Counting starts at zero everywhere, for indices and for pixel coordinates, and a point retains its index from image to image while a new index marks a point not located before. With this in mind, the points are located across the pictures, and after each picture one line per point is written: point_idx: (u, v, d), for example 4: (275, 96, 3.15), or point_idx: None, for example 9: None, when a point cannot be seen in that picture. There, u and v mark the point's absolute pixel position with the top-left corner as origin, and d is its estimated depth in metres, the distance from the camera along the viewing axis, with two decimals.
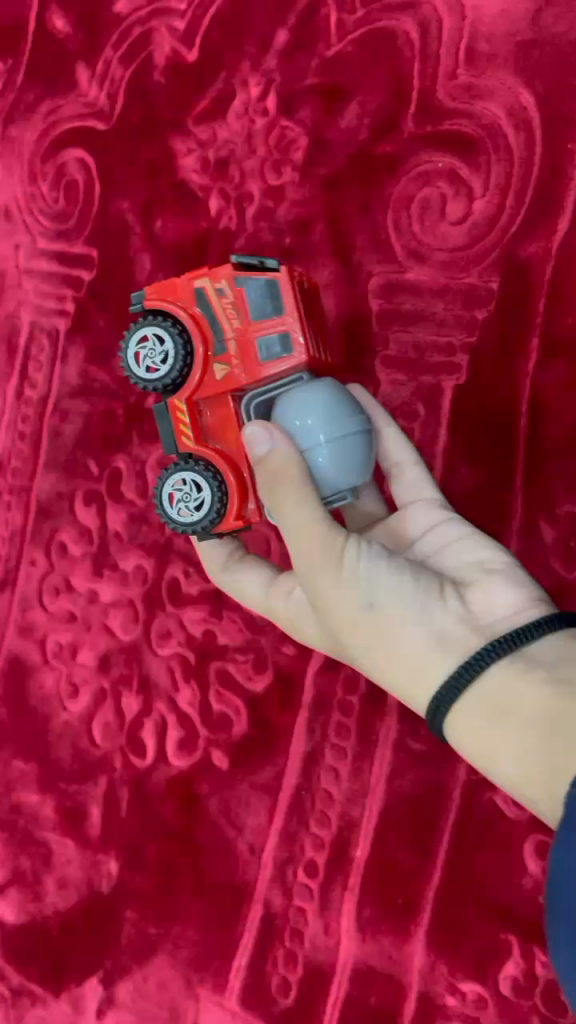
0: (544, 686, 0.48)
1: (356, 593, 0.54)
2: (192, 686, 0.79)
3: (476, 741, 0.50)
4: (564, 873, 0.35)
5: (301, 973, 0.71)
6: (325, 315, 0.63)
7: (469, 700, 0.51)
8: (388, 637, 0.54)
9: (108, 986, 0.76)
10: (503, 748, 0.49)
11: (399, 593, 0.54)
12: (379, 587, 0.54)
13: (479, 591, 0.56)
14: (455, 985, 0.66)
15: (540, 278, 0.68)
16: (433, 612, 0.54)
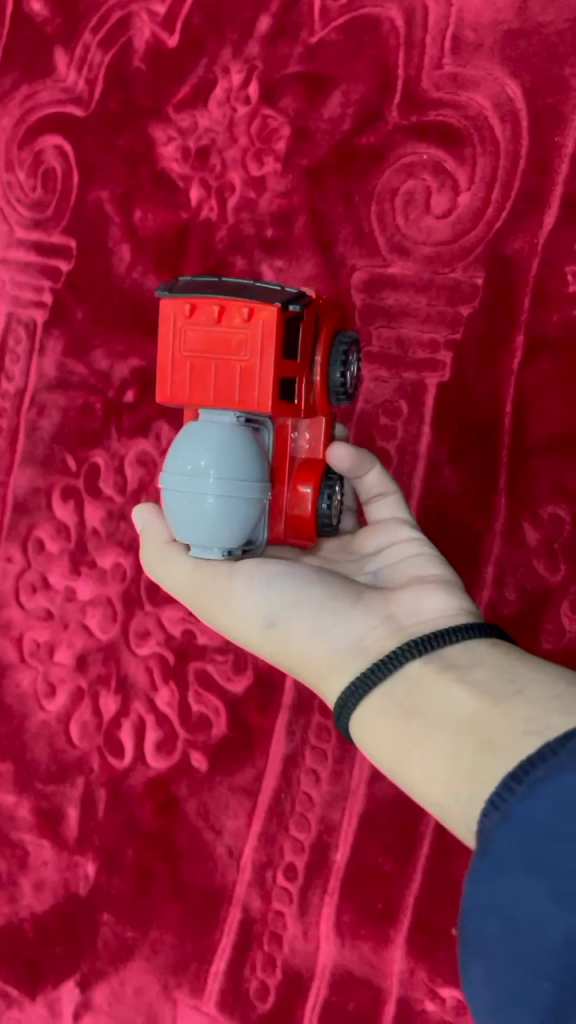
0: (462, 690, 0.47)
1: (258, 607, 0.56)
2: (170, 686, 0.78)
3: (389, 747, 0.49)
4: (486, 909, 0.32)
5: (279, 977, 0.70)
6: (278, 328, 0.53)
7: (386, 701, 0.50)
8: (298, 650, 0.55)
9: (84, 990, 0.76)
10: (414, 754, 0.47)
11: (304, 604, 0.55)
12: (280, 605, 0.55)
13: (407, 598, 0.55)
14: (435, 991, 0.65)
15: (526, 273, 0.66)
16: (347, 619, 0.54)
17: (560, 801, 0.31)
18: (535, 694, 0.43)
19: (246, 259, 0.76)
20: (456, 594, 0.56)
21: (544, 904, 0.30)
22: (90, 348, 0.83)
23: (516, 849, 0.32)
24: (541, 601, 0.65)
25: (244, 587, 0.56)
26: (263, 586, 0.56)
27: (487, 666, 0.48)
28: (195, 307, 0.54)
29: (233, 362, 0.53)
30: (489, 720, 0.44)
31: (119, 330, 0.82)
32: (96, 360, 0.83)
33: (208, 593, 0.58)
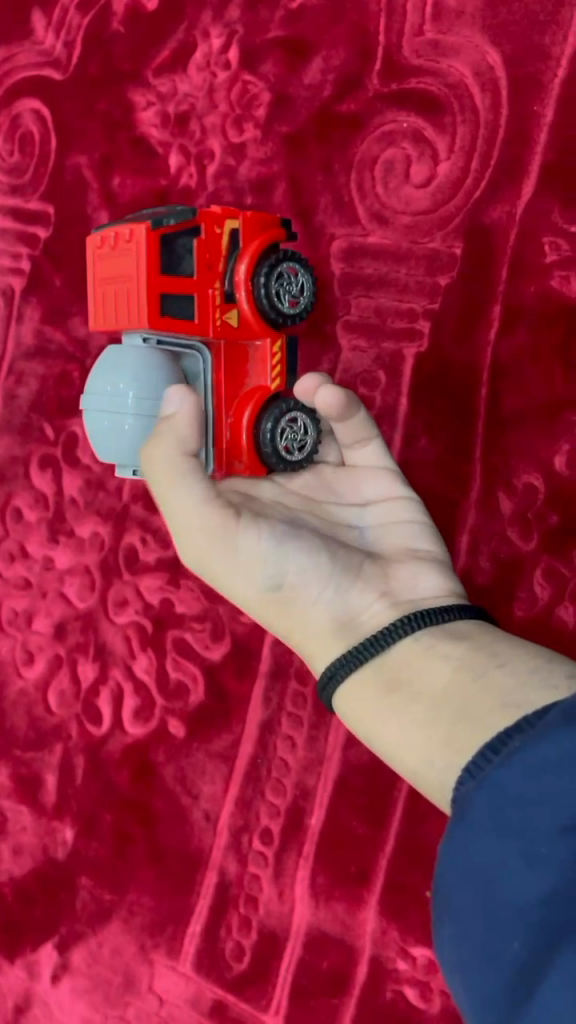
0: (444, 663, 0.48)
1: (266, 567, 0.53)
2: (148, 653, 0.78)
3: (371, 710, 0.51)
4: (459, 870, 0.33)
5: (255, 938, 0.72)
6: (156, 240, 0.54)
7: (371, 668, 0.52)
8: (294, 610, 0.55)
9: (63, 952, 0.78)
10: (391, 724, 0.49)
11: (310, 573, 0.54)
12: (290, 567, 0.53)
13: (402, 572, 0.56)
14: (406, 950, 0.66)
15: (503, 244, 0.66)
16: (348, 592, 0.55)
17: (528, 770, 0.31)
18: (515, 664, 0.45)
19: None
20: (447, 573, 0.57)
21: (515, 869, 0.31)
22: (67, 315, 0.82)
23: (486, 813, 0.32)
24: (514, 571, 0.66)
25: (251, 545, 0.53)
26: (272, 546, 0.53)
27: (472, 642, 0.49)
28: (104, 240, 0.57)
29: (126, 283, 0.55)
30: (468, 691, 0.46)
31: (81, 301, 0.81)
32: (73, 327, 0.82)
33: (207, 538, 0.54)
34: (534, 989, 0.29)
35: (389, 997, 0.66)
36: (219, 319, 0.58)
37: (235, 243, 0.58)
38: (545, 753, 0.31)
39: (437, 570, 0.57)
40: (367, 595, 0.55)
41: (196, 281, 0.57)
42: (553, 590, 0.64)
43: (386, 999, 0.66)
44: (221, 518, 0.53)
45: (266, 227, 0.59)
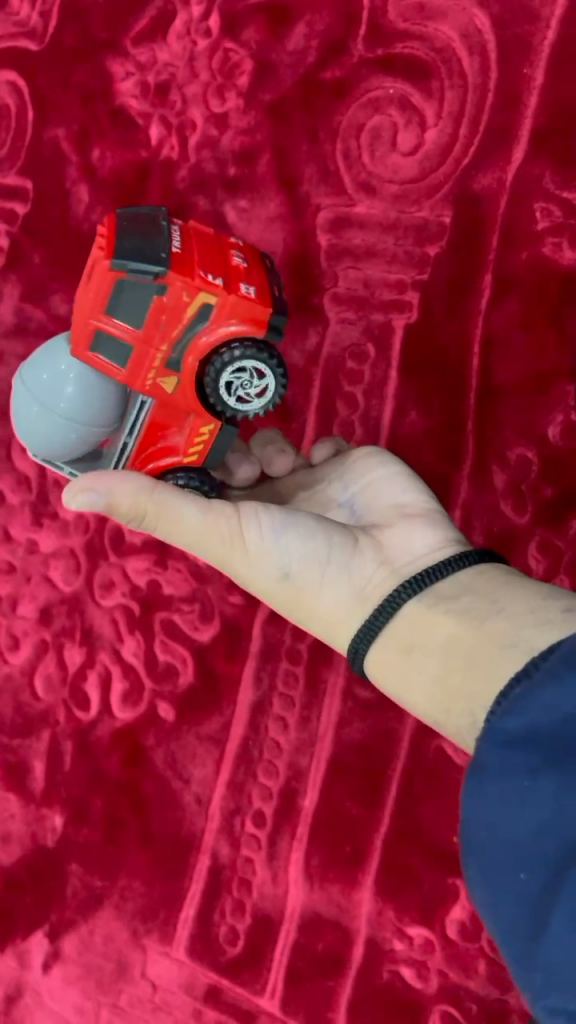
0: (448, 616, 0.49)
1: (271, 559, 0.53)
2: (136, 636, 0.77)
3: (394, 679, 0.51)
4: (477, 821, 0.35)
5: (249, 921, 0.71)
6: (104, 279, 0.49)
7: (386, 637, 0.52)
8: (308, 598, 0.55)
9: (54, 939, 0.77)
10: (414, 681, 0.50)
11: (312, 556, 0.54)
12: (291, 556, 0.53)
13: (397, 534, 0.56)
14: (402, 930, 0.65)
15: (494, 213, 0.65)
16: (351, 566, 0.55)
17: (530, 714, 0.34)
18: (514, 610, 0.46)
19: (209, 200, 0.74)
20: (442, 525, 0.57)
21: (521, 811, 0.33)
22: (49, 293, 0.81)
23: (494, 760, 0.34)
24: (506, 547, 0.64)
25: (254, 542, 0.53)
26: (275, 535, 0.53)
27: (473, 590, 0.50)
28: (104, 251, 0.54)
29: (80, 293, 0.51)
30: (479, 641, 0.47)
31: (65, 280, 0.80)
32: (55, 304, 0.81)
33: (212, 548, 0.53)
34: (549, 923, 0.32)
35: (386, 977, 0.65)
36: (151, 381, 0.52)
37: (204, 315, 0.50)
38: (545, 699, 0.33)
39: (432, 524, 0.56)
40: (369, 566, 0.55)
41: (136, 331, 0.50)
42: (548, 563, 0.63)
43: (383, 979, 0.65)
44: (226, 517, 0.52)
45: (240, 314, 0.50)
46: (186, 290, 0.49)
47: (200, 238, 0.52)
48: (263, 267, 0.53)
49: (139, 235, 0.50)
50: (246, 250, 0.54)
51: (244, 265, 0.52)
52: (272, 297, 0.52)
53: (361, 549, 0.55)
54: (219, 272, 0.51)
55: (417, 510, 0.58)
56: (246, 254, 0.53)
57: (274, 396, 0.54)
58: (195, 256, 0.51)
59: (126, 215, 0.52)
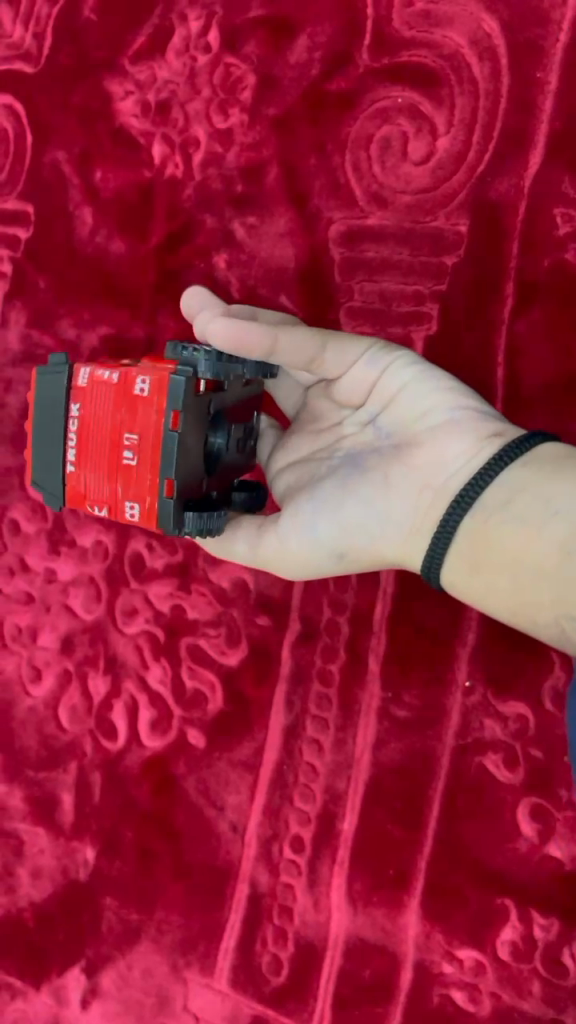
0: (509, 525, 0.49)
1: (319, 547, 0.58)
2: (162, 662, 0.76)
3: (473, 595, 0.52)
4: None
5: (292, 950, 0.69)
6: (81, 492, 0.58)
7: (450, 561, 0.52)
8: (368, 556, 0.57)
9: (91, 976, 0.75)
10: (494, 596, 0.51)
11: (353, 525, 0.56)
12: (338, 536, 0.57)
13: (430, 456, 0.54)
14: (452, 953, 0.64)
15: (513, 220, 0.64)
16: (393, 515, 0.55)
17: None
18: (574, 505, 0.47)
19: (217, 219, 0.73)
20: (474, 425, 0.54)
21: None
22: (56, 319, 0.80)
23: None
24: None
25: (297, 541, 0.58)
26: (312, 527, 0.57)
27: (523, 490, 0.49)
28: (148, 381, 0.54)
29: None
30: (548, 547, 0.47)
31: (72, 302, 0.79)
32: (62, 330, 0.80)
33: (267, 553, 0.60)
34: None
35: (436, 1001, 0.64)
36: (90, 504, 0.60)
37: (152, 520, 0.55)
38: None
39: (462, 428, 0.54)
40: (410, 500, 0.55)
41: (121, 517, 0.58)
42: None
43: (433, 1003, 0.64)
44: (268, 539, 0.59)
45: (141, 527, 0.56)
46: (107, 503, 0.56)
47: (91, 416, 0.56)
48: (152, 453, 0.53)
49: (44, 425, 0.58)
50: (136, 412, 0.54)
51: (134, 465, 0.54)
52: (161, 505, 0.54)
53: (395, 487, 0.55)
54: (108, 491, 0.56)
55: (441, 417, 0.55)
56: (140, 434, 0.54)
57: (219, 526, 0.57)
58: (84, 468, 0.57)
59: (43, 382, 0.58)
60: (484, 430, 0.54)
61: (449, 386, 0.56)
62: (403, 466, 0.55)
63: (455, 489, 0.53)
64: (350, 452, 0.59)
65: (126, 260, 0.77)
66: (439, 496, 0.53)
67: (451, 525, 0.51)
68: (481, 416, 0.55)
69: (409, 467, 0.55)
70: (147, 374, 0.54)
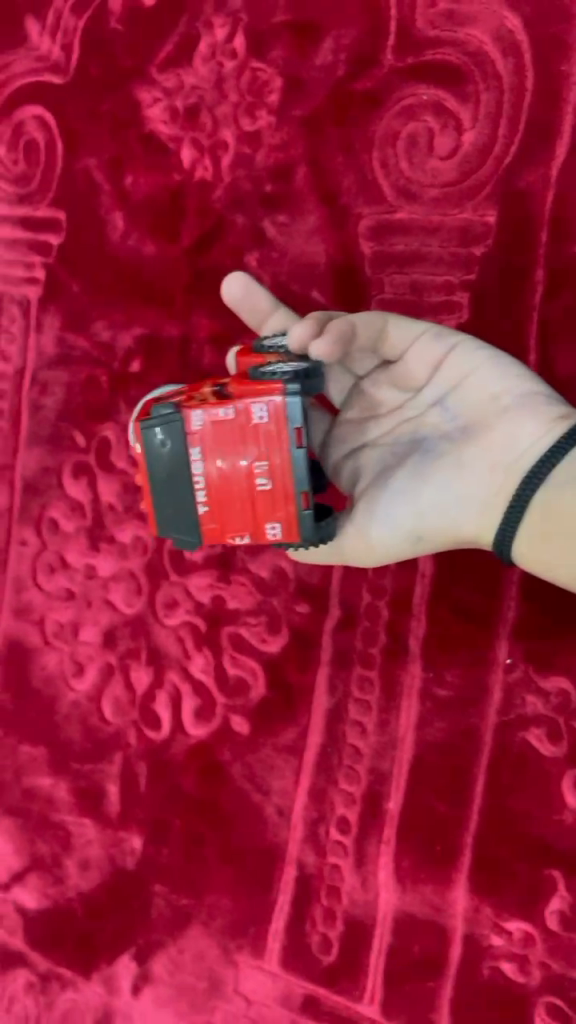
0: None
1: (399, 534, 0.60)
2: (204, 652, 0.77)
3: (543, 563, 0.56)
4: None
5: (341, 929, 0.71)
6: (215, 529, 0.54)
7: (522, 531, 0.56)
8: (444, 538, 0.60)
9: (142, 962, 0.76)
10: (564, 562, 0.54)
11: (430, 510, 0.59)
12: (416, 522, 0.60)
13: (499, 439, 0.56)
14: (501, 925, 0.66)
15: (541, 209, 0.66)
16: (467, 497, 0.58)
17: None
18: None
19: (248, 219, 0.75)
20: (541, 404, 0.56)
21: None
22: (91, 320, 0.82)
23: None
24: None
25: (376, 531, 0.60)
26: (390, 516, 0.60)
27: None
28: (268, 407, 0.51)
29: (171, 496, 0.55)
30: None
31: (105, 304, 0.81)
32: (97, 331, 0.82)
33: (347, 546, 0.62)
34: None
35: (487, 973, 0.65)
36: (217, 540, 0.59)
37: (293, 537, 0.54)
38: None
39: (530, 407, 0.56)
40: (483, 481, 0.57)
41: None
42: None
43: (484, 976, 0.65)
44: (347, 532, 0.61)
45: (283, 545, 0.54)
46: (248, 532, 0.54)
47: (215, 448, 0.52)
48: (284, 474, 0.52)
49: (164, 482, 0.53)
50: (264, 439, 0.52)
51: (270, 489, 0.52)
52: (302, 519, 0.53)
53: (469, 470, 0.58)
54: (245, 523, 0.53)
55: (506, 398, 0.57)
56: (269, 456, 0.52)
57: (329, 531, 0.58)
58: (218, 506, 0.53)
59: (149, 428, 0.53)
60: (551, 409, 0.56)
61: (515, 369, 0.59)
62: (475, 450, 0.57)
63: (528, 467, 0.55)
64: (419, 440, 0.61)
65: (159, 261, 0.79)
66: (512, 474, 0.56)
67: (522, 499, 0.55)
68: (547, 396, 0.57)
69: (481, 449, 0.57)
70: (264, 398, 0.51)
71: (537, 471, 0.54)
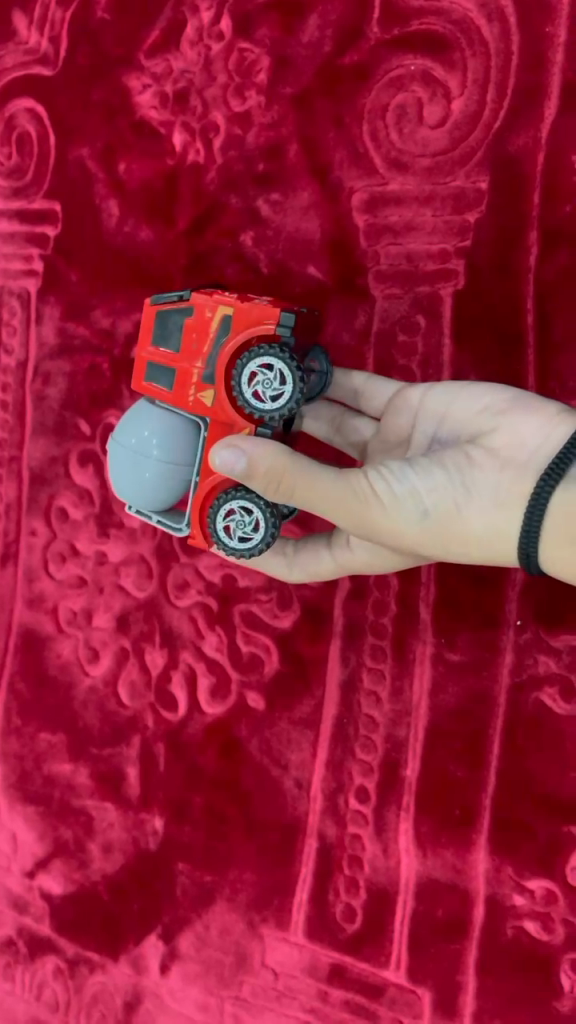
0: None
1: (407, 502, 0.54)
2: (217, 632, 0.78)
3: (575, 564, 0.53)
4: None
5: (364, 897, 0.71)
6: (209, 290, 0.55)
7: (547, 532, 0.53)
8: (453, 523, 0.55)
9: (169, 940, 0.77)
10: None
11: (442, 487, 0.55)
12: (425, 495, 0.54)
13: (503, 432, 0.57)
14: (522, 885, 0.66)
15: (532, 170, 0.66)
16: (477, 481, 0.55)
17: None
18: None
19: (241, 199, 0.76)
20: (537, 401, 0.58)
21: None
22: (90, 309, 0.82)
23: None
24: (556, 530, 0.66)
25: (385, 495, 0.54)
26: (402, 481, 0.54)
27: None
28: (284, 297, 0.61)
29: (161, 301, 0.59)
30: None
31: (104, 292, 0.82)
32: (97, 320, 0.82)
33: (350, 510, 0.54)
34: None
35: (510, 933, 0.66)
36: (193, 396, 0.56)
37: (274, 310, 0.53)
38: None
39: (528, 405, 0.57)
40: (495, 470, 0.55)
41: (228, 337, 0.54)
42: None
43: (508, 935, 0.66)
44: (358, 481, 0.54)
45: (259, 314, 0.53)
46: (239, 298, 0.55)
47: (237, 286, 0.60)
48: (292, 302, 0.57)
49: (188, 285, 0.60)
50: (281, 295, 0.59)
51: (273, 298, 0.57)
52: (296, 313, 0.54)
53: (480, 461, 0.56)
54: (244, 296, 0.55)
55: (501, 402, 0.59)
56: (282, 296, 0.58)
57: (291, 398, 0.52)
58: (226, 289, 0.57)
59: None
60: (549, 405, 0.57)
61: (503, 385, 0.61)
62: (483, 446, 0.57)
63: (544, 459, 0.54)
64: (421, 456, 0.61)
65: (154, 246, 0.79)
66: (526, 465, 0.55)
67: (543, 497, 0.52)
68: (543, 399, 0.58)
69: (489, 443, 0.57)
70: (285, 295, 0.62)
71: (562, 457, 0.52)
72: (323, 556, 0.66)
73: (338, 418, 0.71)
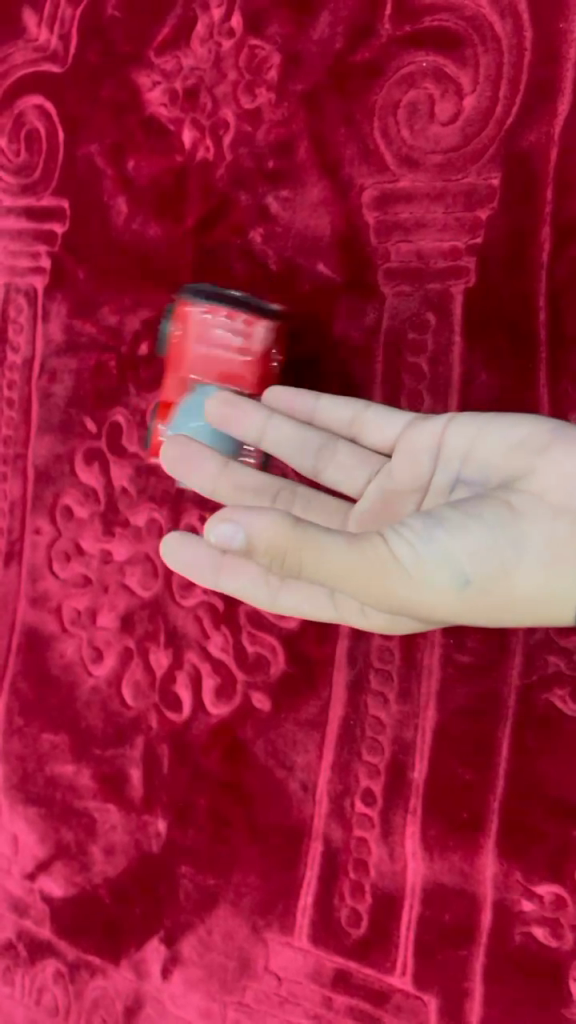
0: None
1: (445, 569, 0.49)
2: (222, 631, 0.77)
3: None
4: None
5: (370, 901, 0.70)
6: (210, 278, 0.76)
7: None
8: (494, 586, 0.50)
9: (172, 944, 0.76)
10: None
11: (483, 548, 0.49)
12: (465, 557, 0.49)
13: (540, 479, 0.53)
14: (531, 891, 0.65)
15: (545, 167, 0.66)
16: (519, 537, 0.50)
17: None
18: None
19: (251, 196, 0.75)
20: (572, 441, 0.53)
21: None
22: (97, 307, 0.82)
23: None
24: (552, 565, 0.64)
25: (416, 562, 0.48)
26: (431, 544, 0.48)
27: None
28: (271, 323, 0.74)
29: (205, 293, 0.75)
30: None
31: (111, 290, 0.81)
32: (103, 317, 0.82)
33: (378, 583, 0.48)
34: None
35: (518, 939, 0.65)
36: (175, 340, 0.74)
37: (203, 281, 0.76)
38: None
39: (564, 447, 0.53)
40: (536, 521, 0.51)
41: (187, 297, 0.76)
42: None
43: (516, 942, 0.65)
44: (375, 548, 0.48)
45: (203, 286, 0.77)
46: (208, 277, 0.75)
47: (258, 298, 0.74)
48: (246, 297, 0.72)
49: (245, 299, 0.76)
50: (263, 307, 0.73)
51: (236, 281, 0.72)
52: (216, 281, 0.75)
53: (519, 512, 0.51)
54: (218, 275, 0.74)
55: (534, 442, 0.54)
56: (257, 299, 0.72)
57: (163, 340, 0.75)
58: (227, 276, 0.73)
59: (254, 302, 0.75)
60: None
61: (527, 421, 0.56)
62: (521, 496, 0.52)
63: None
64: None
65: (163, 243, 0.79)
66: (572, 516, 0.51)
67: None
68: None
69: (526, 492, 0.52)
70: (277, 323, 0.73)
71: None
72: (325, 603, 0.64)
73: (324, 447, 0.68)
